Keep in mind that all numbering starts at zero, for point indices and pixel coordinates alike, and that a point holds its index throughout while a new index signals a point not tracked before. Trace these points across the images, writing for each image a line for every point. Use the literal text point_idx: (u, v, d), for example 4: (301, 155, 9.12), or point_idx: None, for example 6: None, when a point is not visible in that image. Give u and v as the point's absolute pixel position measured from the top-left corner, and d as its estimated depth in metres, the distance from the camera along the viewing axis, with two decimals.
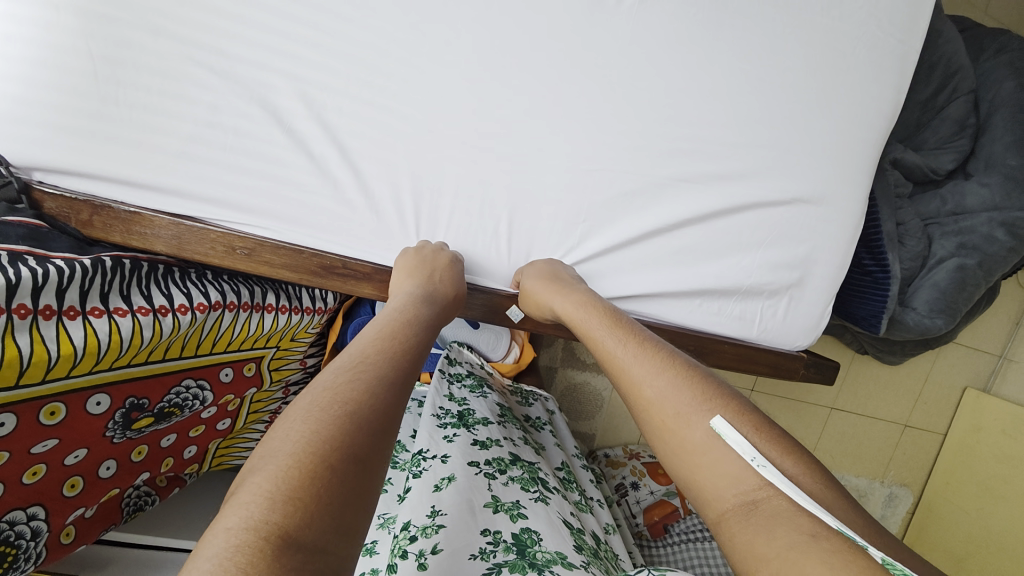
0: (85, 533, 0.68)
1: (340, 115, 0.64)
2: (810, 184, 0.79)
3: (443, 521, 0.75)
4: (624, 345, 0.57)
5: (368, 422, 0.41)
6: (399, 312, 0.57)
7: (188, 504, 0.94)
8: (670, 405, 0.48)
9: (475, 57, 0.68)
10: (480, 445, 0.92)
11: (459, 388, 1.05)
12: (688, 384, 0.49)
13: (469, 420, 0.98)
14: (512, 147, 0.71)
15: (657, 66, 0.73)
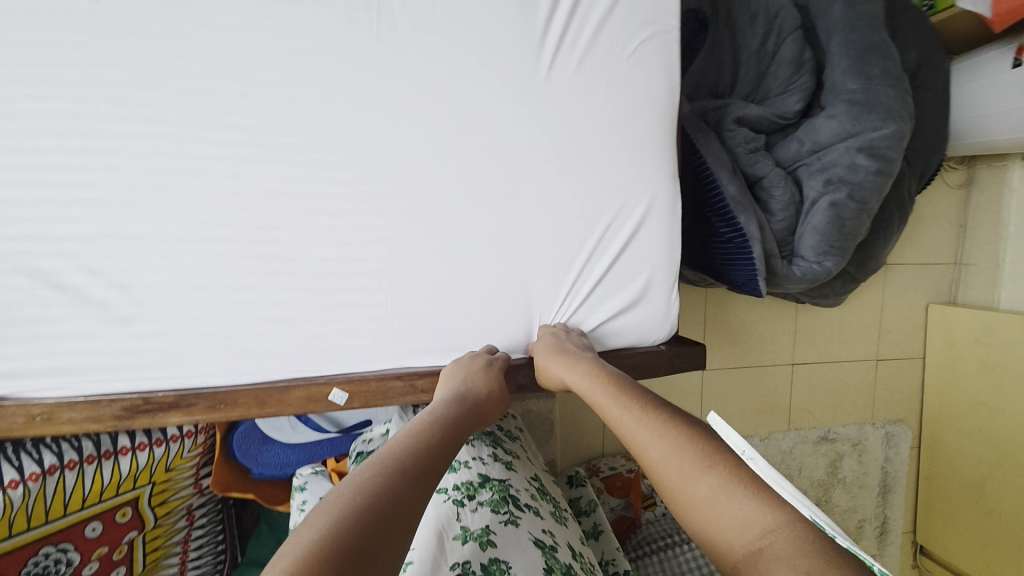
0: None
1: (106, 260, 0.66)
2: (615, 182, 0.79)
3: (411, 557, 0.71)
4: (629, 412, 0.63)
5: (388, 515, 0.45)
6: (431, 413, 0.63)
7: None
8: (675, 465, 0.55)
9: (223, 162, 0.68)
10: (447, 470, 0.87)
11: None
12: (687, 444, 0.56)
13: None
14: (294, 236, 0.71)
15: (418, 112, 0.72)
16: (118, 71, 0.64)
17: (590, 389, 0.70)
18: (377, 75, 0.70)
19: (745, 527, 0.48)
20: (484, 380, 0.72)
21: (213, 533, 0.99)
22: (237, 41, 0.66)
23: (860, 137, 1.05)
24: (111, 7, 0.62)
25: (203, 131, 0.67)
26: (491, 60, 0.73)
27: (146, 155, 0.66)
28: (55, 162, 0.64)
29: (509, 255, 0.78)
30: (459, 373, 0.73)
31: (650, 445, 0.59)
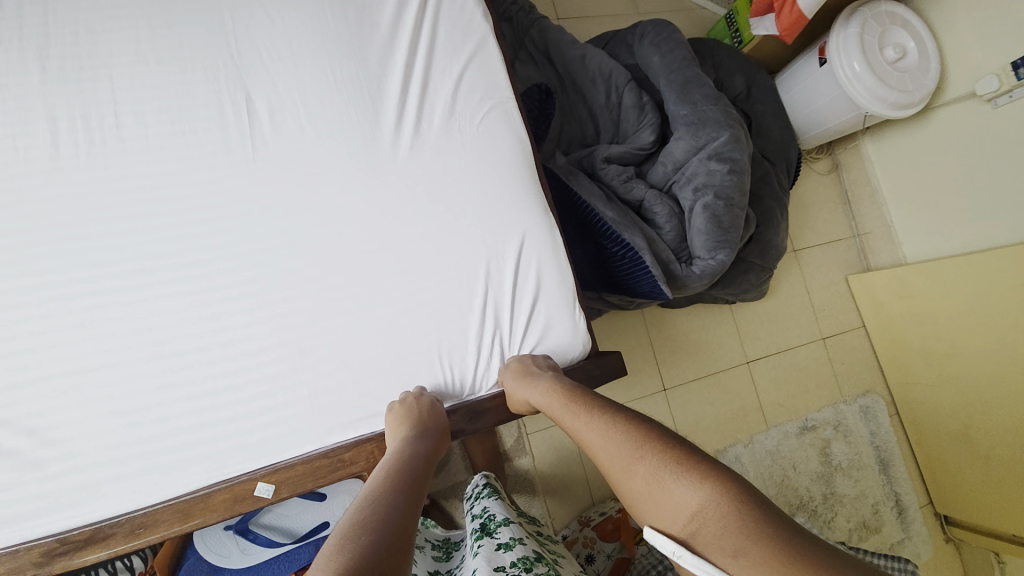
0: None
1: (10, 407, 0.68)
2: (491, 228, 0.89)
3: None
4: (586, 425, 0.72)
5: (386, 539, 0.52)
6: (399, 454, 0.70)
7: None
8: (621, 465, 0.64)
9: (127, 291, 0.75)
10: (504, 548, 0.85)
11: (478, 504, 1.05)
12: (632, 446, 0.65)
13: (492, 528, 0.94)
14: (201, 340, 0.76)
15: (302, 211, 0.82)
16: (22, 237, 0.73)
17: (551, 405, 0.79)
18: (261, 191, 0.82)
19: (688, 509, 0.54)
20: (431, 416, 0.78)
21: None
22: (130, 190, 0.77)
23: (706, 147, 1.23)
24: (14, 186, 0.73)
25: (105, 269, 0.75)
26: (356, 156, 0.86)
27: (50, 299, 0.72)
28: None
29: (412, 312, 0.84)
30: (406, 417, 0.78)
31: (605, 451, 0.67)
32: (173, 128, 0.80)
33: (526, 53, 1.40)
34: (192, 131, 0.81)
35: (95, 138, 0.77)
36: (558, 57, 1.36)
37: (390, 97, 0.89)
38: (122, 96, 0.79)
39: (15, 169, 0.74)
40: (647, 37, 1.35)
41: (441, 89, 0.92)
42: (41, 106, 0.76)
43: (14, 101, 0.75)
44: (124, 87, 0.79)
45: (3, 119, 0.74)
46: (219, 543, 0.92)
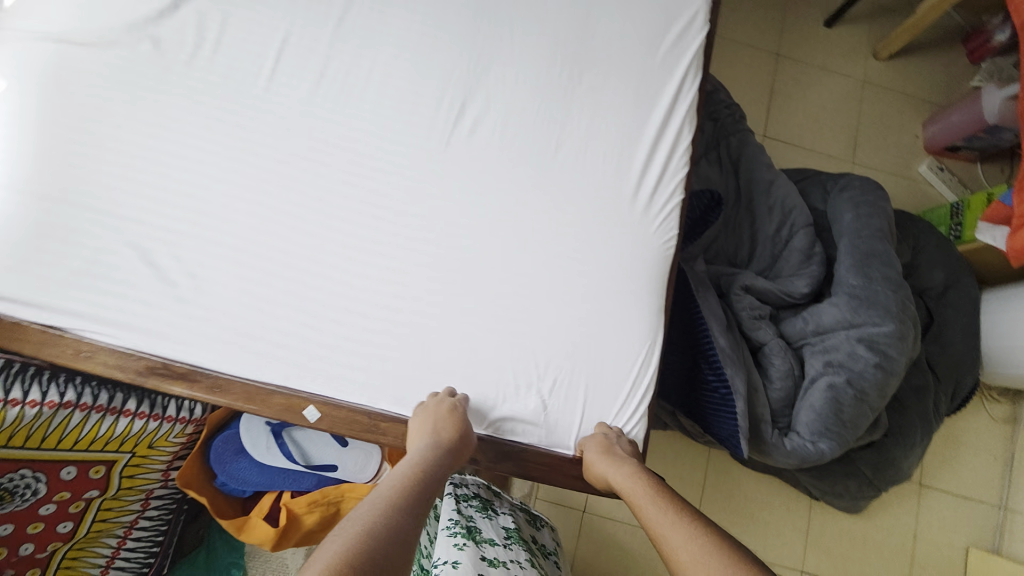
0: None
1: (190, 251, 0.86)
2: (603, 299, 0.91)
3: None
4: (663, 512, 0.65)
5: (395, 538, 0.56)
6: (415, 458, 0.73)
7: None
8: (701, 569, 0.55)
9: (300, 208, 0.90)
10: (489, 561, 0.87)
11: (468, 504, 1.02)
12: (716, 549, 0.56)
13: (478, 535, 0.93)
14: (329, 270, 0.89)
15: (456, 210, 0.92)
16: (258, 137, 0.92)
17: (628, 480, 0.74)
18: (433, 180, 0.94)
19: None
20: (457, 426, 0.80)
21: (156, 528, 1.02)
22: (348, 134, 0.94)
23: (860, 328, 1.11)
24: (274, 100, 0.93)
25: (296, 184, 0.90)
26: (519, 186, 0.94)
27: (251, 189, 0.90)
28: (194, 179, 0.89)
29: (496, 335, 0.88)
30: (455, 423, 0.80)
31: (678, 543, 0.59)
32: (400, 103, 0.96)
33: (714, 158, 1.39)
34: (410, 111, 0.96)
35: (344, 89, 0.95)
36: (745, 174, 1.33)
37: (568, 154, 0.97)
38: (379, 67, 0.96)
39: (284, 89, 0.94)
40: (848, 193, 1.27)
41: (622, 161, 0.97)
42: (322, 54, 0.95)
43: (305, 39, 0.95)
44: (383, 62, 0.96)
45: (295, 52, 0.95)
46: (255, 432, 1.02)
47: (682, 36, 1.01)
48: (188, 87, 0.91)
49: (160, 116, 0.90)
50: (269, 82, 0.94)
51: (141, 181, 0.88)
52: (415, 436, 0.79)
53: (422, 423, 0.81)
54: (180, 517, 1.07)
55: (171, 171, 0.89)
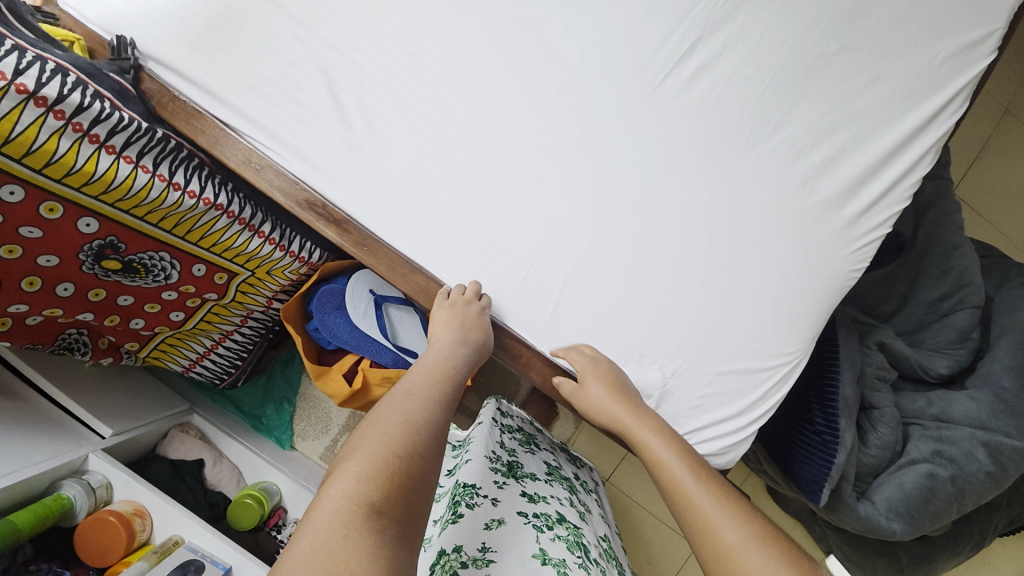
0: (19, 334, 0.74)
1: (373, 99, 0.80)
2: (766, 307, 0.82)
3: (495, 558, 0.71)
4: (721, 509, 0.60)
5: (430, 443, 0.54)
6: (442, 356, 0.70)
7: (121, 393, 1.05)
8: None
9: (492, 93, 0.82)
10: (529, 496, 0.83)
11: (509, 438, 0.95)
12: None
13: (518, 472, 0.88)
14: (499, 172, 0.82)
15: (648, 155, 0.83)
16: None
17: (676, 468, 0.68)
18: (636, 113, 0.83)
19: None
20: (473, 326, 0.77)
21: (241, 349, 1.06)
22: (568, 28, 0.82)
23: (990, 433, 1.02)
24: None
25: (496, 65, 0.82)
26: (725, 152, 0.83)
27: (449, 53, 0.81)
28: (394, 18, 0.80)
29: (639, 300, 0.83)
30: (446, 321, 0.77)
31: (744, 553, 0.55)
32: (635, 11, 0.82)
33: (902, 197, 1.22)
34: (641, 24, 0.83)
35: None
36: (930, 227, 1.16)
37: (795, 135, 0.83)
38: None
39: None
40: None
41: (848, 165, 0.83)
42: None
43: None
44: None
45: None
46: (358, 295, 1.02)
47: (968, 51, 0.83)
48: None
49: None
50: None
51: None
52: (440, 331, 0.75)
53: (449, 321, 0.77)
54: (263, 348, 1.11)
55: (373, 2, 0.79)
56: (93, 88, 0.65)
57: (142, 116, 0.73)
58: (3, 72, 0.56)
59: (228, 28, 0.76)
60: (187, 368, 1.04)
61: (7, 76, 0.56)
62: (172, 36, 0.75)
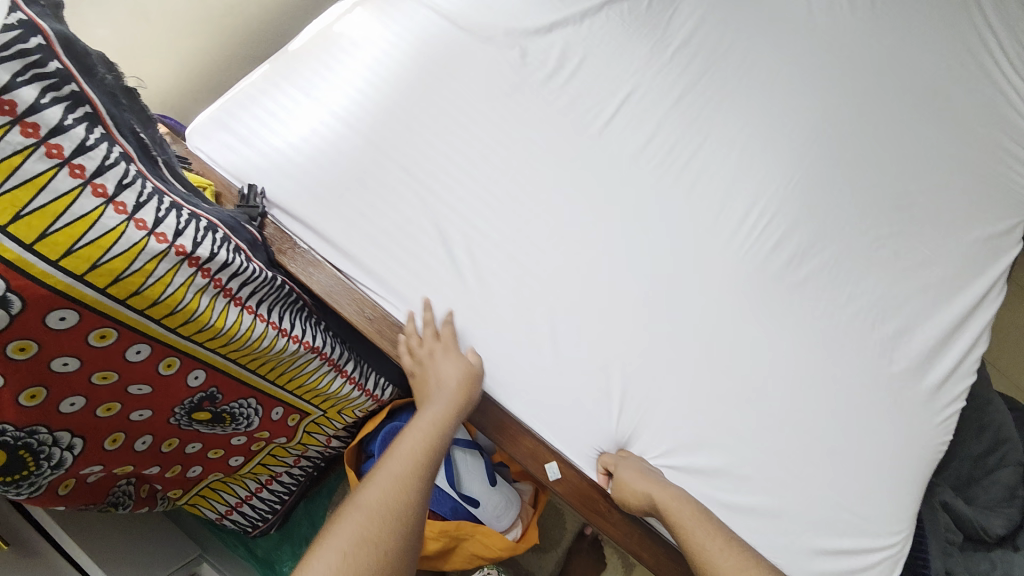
0: (76, 495, 0.64)
1: (483, 255, 0.82)
2: (862, 479, 0.81)
3: None
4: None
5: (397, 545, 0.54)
6: (422, 424, 0.70)
7: (135, 541, 0.90)
8: None
9: (593, 255, 0.86)
10: None
11: None
12: None
13: None
14: (601, 327, 0.84)
15: (741, 322, 0.86)
16: (580, 169, 0.88)
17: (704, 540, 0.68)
18: (728, 280, 0.87)
19: None
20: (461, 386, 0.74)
21: (282, 492, 0.96)
22: (659, 203, 0.90)
23: None
24: (605, 142, 0.91)
25: (598, 231, 0.86)
26: (811, 322, 0.87)
27: (556, 216, 0.85)
28: (508, 184, 0.85)
29: (750, 471, 0.78)
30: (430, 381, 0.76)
31: None
32: (715, 193, 0.92)
33: None
34: (722, 205, 0.91)
35: (668, 159, 0.93)
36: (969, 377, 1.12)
37: (869, 310, 0.89)
38: (703, 153, 0.94)
39: (614, 137, 0.92)
40: None
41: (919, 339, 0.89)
42: (655, 119, 0.94)
43: (645, 101, 0.95)
44: (707, 150, 0.95)
45: (633, 107, 0.94)
46: None
47: (992, 243, 0.97)
48: (531, 99, 0.90)
49: (498, 111, 0.87)
50: (604, 124, 0.92)
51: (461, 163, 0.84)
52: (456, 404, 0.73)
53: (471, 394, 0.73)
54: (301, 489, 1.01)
55: (487, 167, 0.84)
56: (234, 242, 0.64)
57: (266, 264, 0.71)
58: (168, 236, 0.53)
59: (355, 183, 0.79)
60: (222, 514, 0.92)
61: (172, 240, 0.54)
62: (302, 187, 0.77)
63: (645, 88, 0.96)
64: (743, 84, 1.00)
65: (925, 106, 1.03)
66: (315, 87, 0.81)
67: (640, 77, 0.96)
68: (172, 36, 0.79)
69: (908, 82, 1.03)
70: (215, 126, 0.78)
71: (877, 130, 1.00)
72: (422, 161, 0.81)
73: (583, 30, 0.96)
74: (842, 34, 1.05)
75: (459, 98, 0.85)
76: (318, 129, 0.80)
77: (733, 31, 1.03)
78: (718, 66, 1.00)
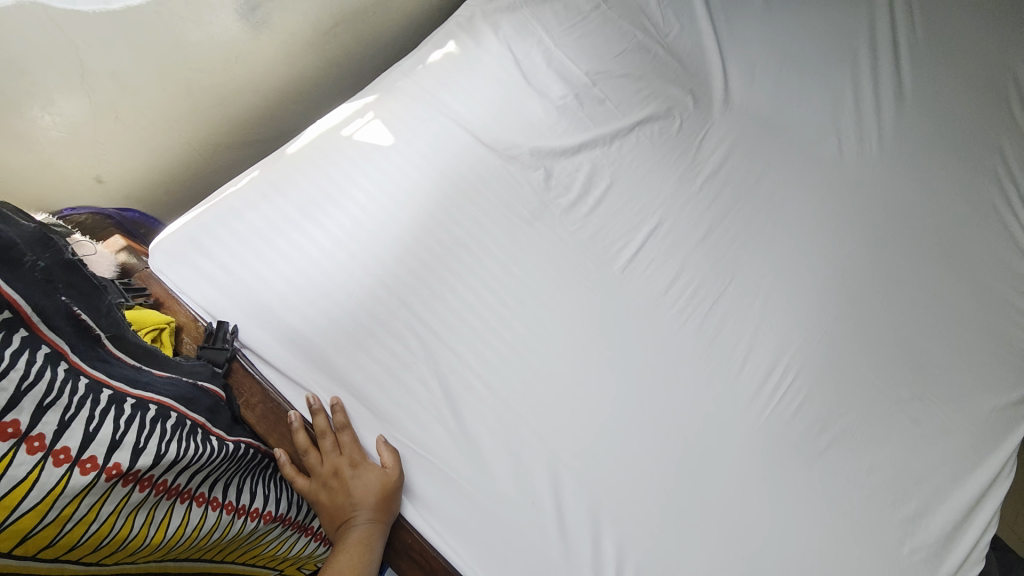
0: None
1: (483, 409, 0.71)
2: None
3: None
4: None
5: None
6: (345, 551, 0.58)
7: None
8: None
9: (608, 412, 0.75)
10: None
11: None
12: None
13: None
14: (615, 502, 0.71)
15: (766, 498, 0.76)
16: (597, 312, 0.80)
17: None
18: (752, 446, 0.78)
19: None
20: (357, 484, 0.62)
21: None
22: (678, 351, 0.82)
23: None
24: (625, 282, 0.83)
25: (613, 383, 0.77)
26: (839, 500, 0.78)
27: (568, 366, 0.76)
28: (517, 327, 0.76)
29: None
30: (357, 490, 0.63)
31: None
32: (739, 343, 0.85)
33: None
34: (745, 359, 0.84)
35: (692, 303, 0.85)
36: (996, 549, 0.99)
37: (897, 485, 0.81)
38: (731, 298, 0.87)
39: (636, 276, 0.84)
40: None
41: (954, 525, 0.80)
42: (681, 258, 0.87)
43: (672, 237, 0.88)
44: (735, 294, 0.87)
45: (659, 244, 0.87)
46: None
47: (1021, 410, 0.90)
48: (551, 228, 0.82)
49: (517, 242, 0.80)
50: (626, 262, 0.84)
51: (466, 304, 0.75)
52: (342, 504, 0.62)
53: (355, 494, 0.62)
54: None
55: (499, 306, 0.76)
56: (190, 421, 0.52)
57: (228, 428, 0.59)
58: (99, 457, 0.41)
59: (346, 322, 0.69)
60: None
61: (104, 461, 0.42)
62: (284, 328, 0.67)
63: (673, 220, 0.89)
64: (771, 222, 0.94)
65: (958, 258, 0.96)
66: (324, 216, 0.73)
67: (670, 208, 0.89)
68: (156, 146, 0.75)
69: (941, 230, 0.98)
70: (186, 245, 0.68)
71: (907, 280, 0.94)
72: (425, 300, 0.73)
73: (612, 151, 0.89)
74: (874, 176, 1.00)
75: (474, 229, 0.79)
76: (311, 256, 0.71)
77: (763, 163, 0.98)
78: (747, 200, 0.95)
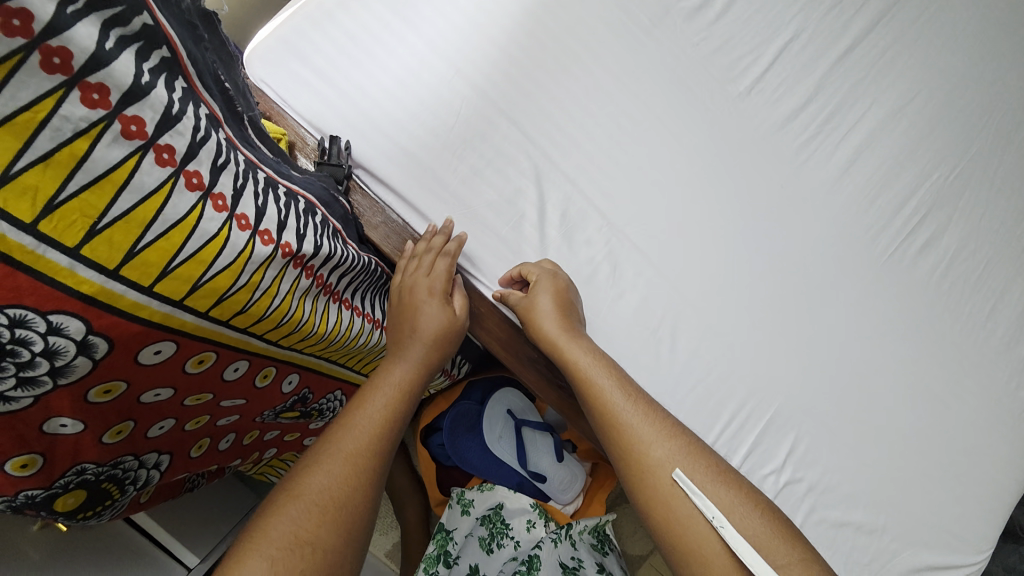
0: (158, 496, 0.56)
1: (600, 236, 0.68)
2: (991, 521, 0.73)
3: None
4: (640, 413, 0.51)
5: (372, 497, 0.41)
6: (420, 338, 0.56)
7: (214, 498, 0.80)
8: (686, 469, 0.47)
9: (725, 243, 0.72)
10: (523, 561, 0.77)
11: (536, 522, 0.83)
12: (698, 454, 0.49)
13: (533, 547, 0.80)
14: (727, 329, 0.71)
15: (876, 330, 0.75)
16: (721, 137, 0.72)
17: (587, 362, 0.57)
18: (870, 280, 0.75)
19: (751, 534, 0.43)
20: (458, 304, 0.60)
21: None
22: (805, 183, 0.75)
23: None
24: (753, 103, 0.73)
25: (732, 213, 0.72)
26: (951, 336, 0.77)
27: (686, 194, 0.71)
28: (635, 152, 0.70)
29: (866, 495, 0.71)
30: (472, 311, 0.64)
31: (648, 439, 0.49)
32: (870, 174, 0.77)
33: None
34: (876, 191, 0.77)
35: (823, 129, 0.76)
36: None
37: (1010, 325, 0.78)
38: (867, 123, 0.77)
39: (764, 97, 0.74)
40: None
41: None
42: (818, 75, 0.76)
43: (809, 51, 0.76)
44: (872, 119, 0.77)
45: (794, 60, 0.75)
46: (495, 417, 0.94)
47: None
48: (673, 38, 0.71)
49: (634, 55, 0.70)
50: (755, 80, 0.73)
51: (581, 124, 0.68)
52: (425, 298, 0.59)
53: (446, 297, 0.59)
54: None
55: (615, 127, 0.69)
56: (332, 224, 0.51)
57: (357, 241, 0.59)
58: (273, 232, 0.41)
59: (456, 142, 0.65)
60: None
61: (277, 238, 0.41)
62: (395, 146, 0.63)
63: (811, 31, 0.76)
64: (924, 37, 0.80)
65: None
66: (423, 23, 0.66)
67: (809, 16, 0.76)
68: None
69: None
70: (283, 51, 0.62)
71: None
72: (536, 118, 0.67)
73: None
74: None
75: (587, 40, 0.69)
76: (415, 70, 0.65)
77: None
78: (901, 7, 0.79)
